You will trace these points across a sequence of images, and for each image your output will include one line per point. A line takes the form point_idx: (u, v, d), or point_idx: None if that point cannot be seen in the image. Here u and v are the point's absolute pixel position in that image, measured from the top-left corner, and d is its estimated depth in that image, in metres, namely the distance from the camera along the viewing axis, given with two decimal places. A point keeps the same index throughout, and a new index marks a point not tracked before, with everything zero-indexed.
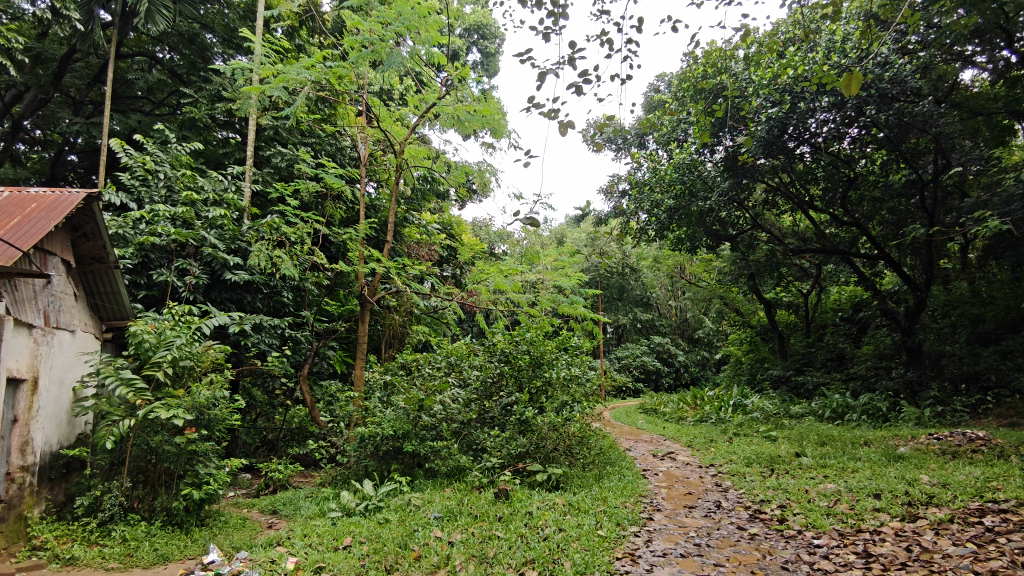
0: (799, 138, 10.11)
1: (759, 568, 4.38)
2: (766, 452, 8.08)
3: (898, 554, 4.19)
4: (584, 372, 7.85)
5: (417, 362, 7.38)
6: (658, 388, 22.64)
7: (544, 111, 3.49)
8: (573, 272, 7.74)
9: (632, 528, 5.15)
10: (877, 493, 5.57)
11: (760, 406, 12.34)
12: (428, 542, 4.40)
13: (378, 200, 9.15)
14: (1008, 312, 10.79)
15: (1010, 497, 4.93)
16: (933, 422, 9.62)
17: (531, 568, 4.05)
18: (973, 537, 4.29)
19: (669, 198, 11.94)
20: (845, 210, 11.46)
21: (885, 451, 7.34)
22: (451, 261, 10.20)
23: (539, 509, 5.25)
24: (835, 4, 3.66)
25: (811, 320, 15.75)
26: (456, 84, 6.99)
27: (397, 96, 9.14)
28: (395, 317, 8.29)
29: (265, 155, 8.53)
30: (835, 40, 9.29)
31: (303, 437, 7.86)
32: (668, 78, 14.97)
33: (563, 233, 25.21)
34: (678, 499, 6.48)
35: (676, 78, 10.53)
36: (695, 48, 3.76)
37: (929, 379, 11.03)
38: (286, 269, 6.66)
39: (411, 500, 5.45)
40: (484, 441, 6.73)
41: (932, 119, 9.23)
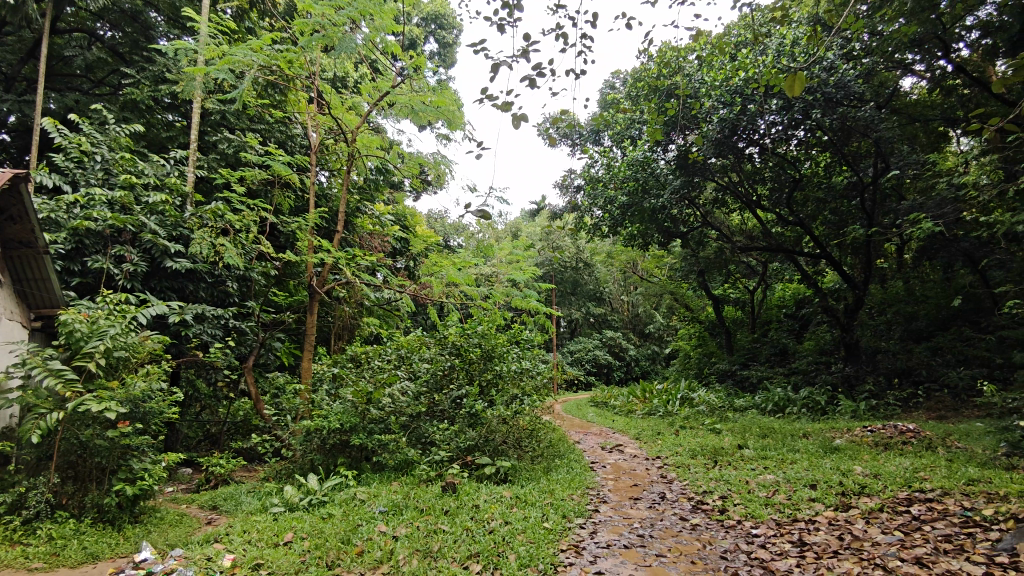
0: (748, 140, 10.40)
1: (699, 557, 4.51)
2: (710, 445, 8.31)
3: (830, 543, 4.38)
4: (535, 366, 7.97)
5: (366, 354, 7.20)
6: (609, 382, 23.02)
7: (498, 104, 3.28)
8: (526, 266, 7.80)
9: (578, 520, 5.24)
10: (813, 483, 5.81)
11: (706, 400, 12.69)
12: (372, 537, 4.35)
13: (329, 189, 8.95)
14: (939, 310, 11.55)
15: (935, 487, 5.22)
16: (867, 415, 10.08)
17: (475, 561, 4.06)
18: (900, 525, 4.51)
19: (622, 194, 12.10)
20: (790, 210, 11.86)
21: (822, 443, 7.65)
22: (405, 253, 10.10)
23: (486, 502, 5.27)
24: (785, 10, 3.71)
25: (755, 316, 16.29)
26: (411, 74, 6.89)
27: (351, 83, 8.96)
28: (344, 308, 8.20)
29: (210, 141, 8.23)
30: (784, 44, 9.53)
31: (247, 431, 7.66)
32: (622, 76, 15.18)
33: (517, 226, 25.33)
34: (624, 491, 6.61)
35: (632, 77, 10.67)
36: (647, 48, 3.73)
37: (865, 374, 11.54)
38: (230, 258, 6.42)
39: (357, 494, 5.37)
40: (433, 434, 6.71)
41: (874, 125, 9.70)
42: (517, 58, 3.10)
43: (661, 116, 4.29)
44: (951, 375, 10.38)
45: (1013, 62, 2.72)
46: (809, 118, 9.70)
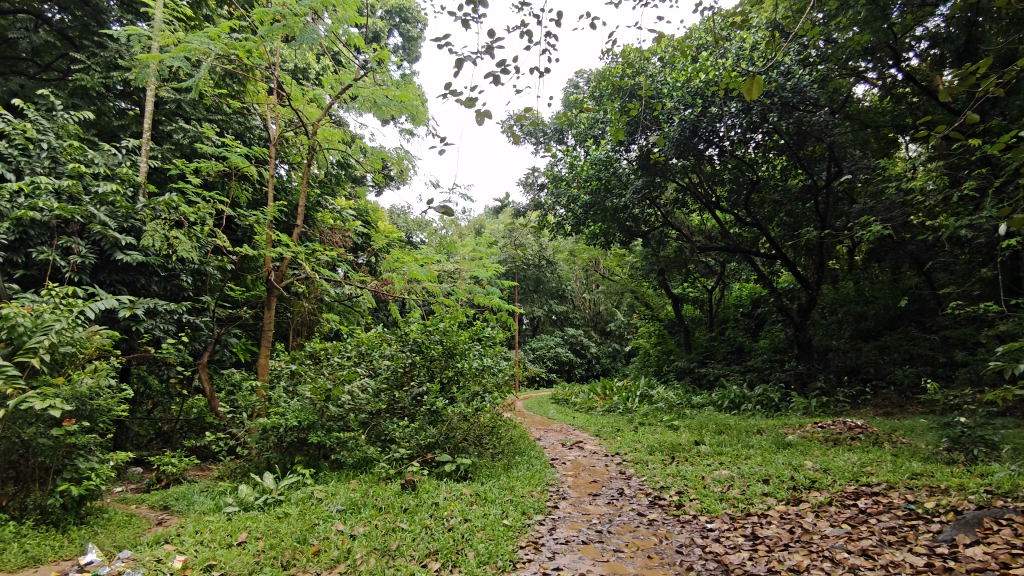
0: (708, 142, 10.58)
1: (655, 552, 4.59)
2: (669, 441, 8.44)
3: (781, 536, 4.51)
4: (496, 363, 8.06)
5: (325, 351, 7.07)
6: (570, 379, 23.17)
7: (462, 100, 3.23)
8: (489, 263, 7.78)
9: (538, 516, 5.28)
10: (766, 478, 5.97)
11: (664, 397, 12.89)
12: (329, 536, 4.30)
13: (289, 182, 8.77)
14: (886, 310, 12.01)
15: (881, 481, 5.41)
16: (818, 411, 10.40)
17: (434, 559, 4.05)
18: (848, 518, 4.66)
19: (585, 194, 12.18)
20: (747, 211, 12.14)
21: (775, 439, 7.86)
22: (366, 248, 10.00)
23: (445, 500, 5.26)
24: (745, 15, 3.77)
25: (713, 314, 16.65)
26: (375, 67, 6.81)
27: (313, 75, 8.81)
28: (303, 304, 8.06)
29: (164, 130, 7.99)
30: (744, 48, 9.73)
31: (200, 429, 7.46)
32: (586, 76, 15.29)
33: (481, 223, 25.36)
34: (583, 487, 6.68)
35: (596, 77, 10.76)
36: (611, 47, 3.73)
37: (817, 372, 11.87)
38: (184, 252, 6.23)
39: (313, 492, 5.30)
40: (393, 432, 6.64)
41: (827, 129, 10.01)
42: (482, 54, 3.04)
43: (624, 117, 4.32)
44: (897, 373, 10.78)
45: (958, 72, 2.82)
46: (767, 121, 9.92)
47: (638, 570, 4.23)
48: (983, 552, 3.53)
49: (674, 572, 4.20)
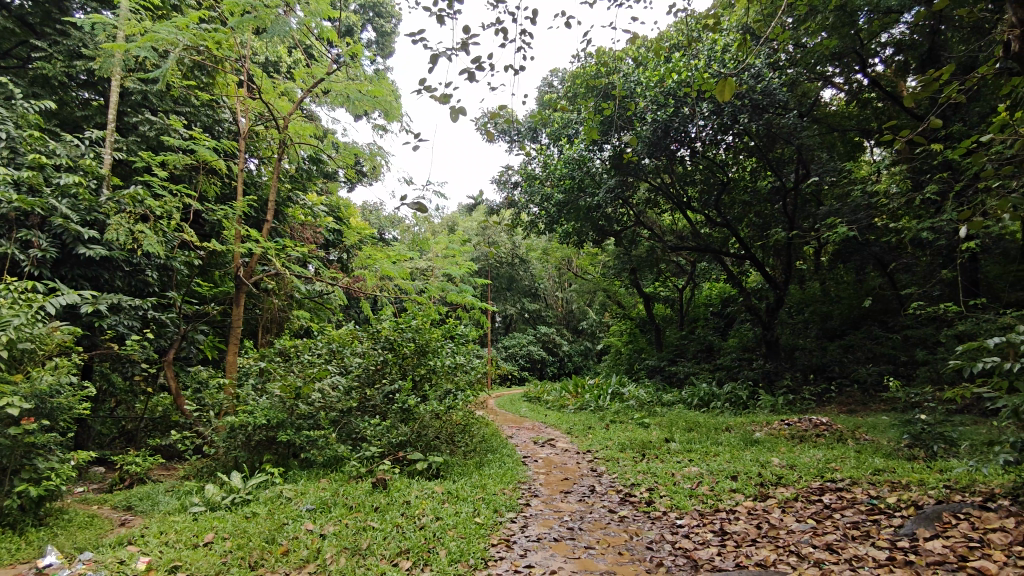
0: (680, 143, 10.70)
1: (626, 549, 4.63)
2: (639, 438, 8.53)
3: (749, 531, 4.59)
4: (468, 361, 8.10)
5: (296, 348, 6.98)
6: (542, 377, 23.24)
7: (436, 97, 3.22)
8: (462, 261, 7.77)
9: (509, 514, 5.29)
10: (734, 474, 6.07)
11: (635, 394, 13.01)
12: (299, 535, 4.25)
13: (259, 176, 8.62)
14: (851, 309, 12.29)
15: (844, 477, 5.55)
16: (785, 409, 10.60)
17: (405, 557, 4.02)
18: (813, 513, 4.76)
19: (558, 192, 12.22)
20: (717, 212, 12.32)
21: (743, 436, 7.99)
22: (338, 245, 9.92)
23: (417, 498, 5.24)
24: (718, 18, 3.80)
25: (684, 313, 16.85)
26: (348, 61, 6.74)
27: (284, 69, 8.69)
28: (273, 301, 7.95)
29: (130, 122, 7.80)
30: (715, 51, 9.86)
31: (165, 428, 7.30)
32: (561, 74, 15.34)
33: (454, 221, 25.33)
34: (555, 484, 6.71)
35: (570, 76, 10.80)
36: (586, 45, 3.74)
37: (783, 370, 12.09)
38: (150, 247, 6.09)
39: (282, 491, 5.23)
40: (364, 430, 6.60)
41: (795, 132, 10.18)
42: (457, 51, 3.05)
43: (598, 116, 4.34)
44: (861, 371, 11.04)
45: (921, 78, 2.89)
46: (738, 123, 10.05)
47: (609, 567, 4.26)
48: (942, 545, 3.63)
49: (644, 567, 4.25)
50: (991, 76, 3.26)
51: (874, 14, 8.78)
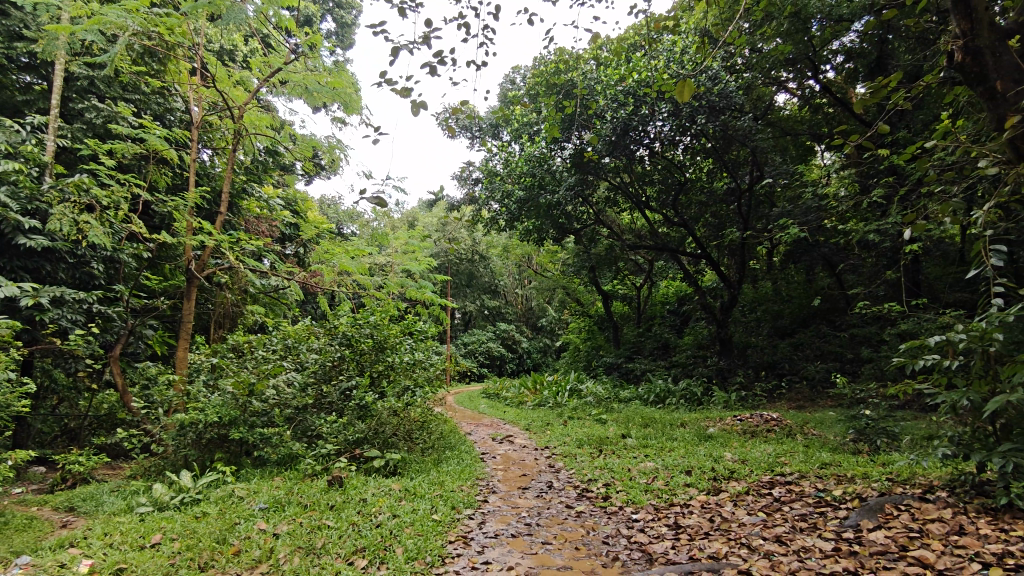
0: (639, 143, 10.84)
1: (583, 544, 4.67)
2: (597, 434, 8.63)
3: (702, 525, 4.69)
4: (427, 357, 8.15)
5: (249, 344, 6.81)
6: (501, 374, 23.28)
7: (397, 90, 3.18)
8: (422, 257, 7.73)
9: (467, 511, 5.29)
10: (688, 469, 6.20)
11: (593, 391, 13.13)
12: (251, 535, 4.16)
13: (212, 168, 8.38)
14: (801, 309, 12.66)
15: (793, 471, 5.72)
16: (738, 405, 10.85)
17: (361, 556, 3.98)
18: (763, 506, 4.89)
19: (519, 189, 12.23)
20: (675, 211, 12.53)
21: (697, 432, 8.15)
22: (295, 239, 9.76)
23: (373, 496, 5.18)
24: (678, 19, 3.88)
25: (641, 311, 17.11)
26: (306, 51, 6.60)
27: (239, 57, 8.45)
28: (226, 295, 7.75)
29: (75, 108, 7.48)
30: (674, 52, 10.00)
31: (111, 426, 7.04)
32: (523, 72, 15.37)
33: (413, 216, 25.15)
34: (513, 480, 6.73)
35: (533, 74, 10.82)
36: (549, 43, 3.73)
37: (736, 366, 12.38)
38: (95, 238, 5.85)
39: (234, 490, 5.11)
40: (320, 427, 6.50)
41: (751, 134, 10.39)
42: (418, 44, 3.02)
43: (559, 114, 4.35)
44: (810, 368, 11.39)
45: (871, 85, 3.01)
46: (695, 123, 10.21)
47: (565, 562, 4.30)
48: (885, 536, 3.77)
49: (600, 561, 4.30)
50: (933, 85, 3.43)
51: (827, 21, 9.12)
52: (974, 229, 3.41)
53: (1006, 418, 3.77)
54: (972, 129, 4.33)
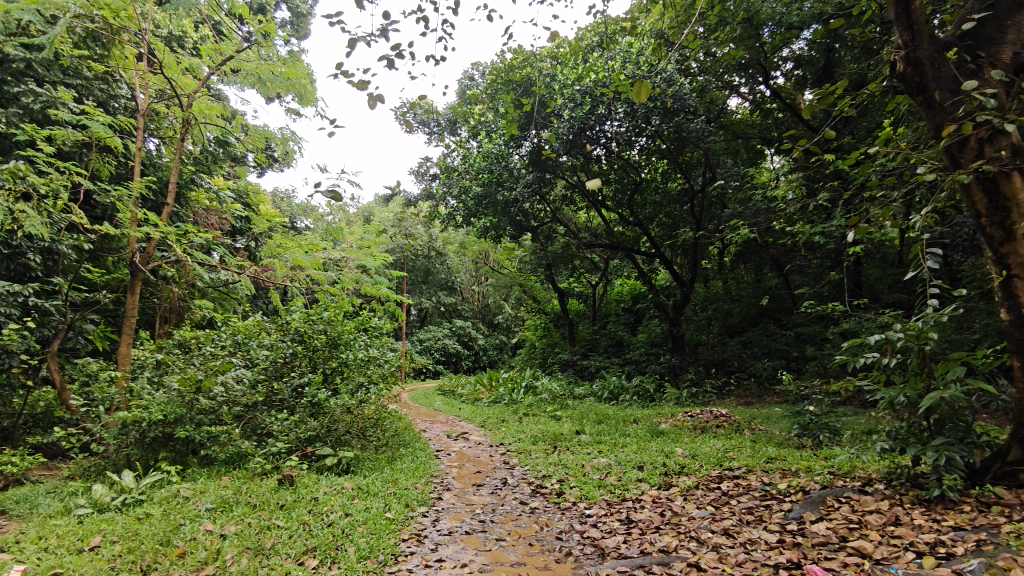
0: (596, 142, 10.95)
1: (536, 540, 4.71)
2: (551, 431, 8.69)
3: (653, 519, 4.78)
4: (382, 354, 8.11)
5: (197, 340, 6.61)
6: (457, 370, 23.26)
7: (353, 82, 3.12)
8: (377, 252, 7.63)
9: (420, 508, 5.27)
10: (640, 464, 6.31)
11: (548, 388, 13.23)
12: (196, 537, 4.04)
13: (159, 157, 8.11)
14: (750, 308, 13.02)
15: (741, 465, 5.89)
16: (688, 401, 11.10)
17: (312, 556, 3.93)
18: (712, 500, 5.02)
19: (477, 185, 12.20)
20: (630, 211, 12.74)
21: (649, 428, 8.29)
22: (246, 232, 9.55)
23: (325, 494, 5.11)
24: (634, 21, 3.89)
25: (596, 309, 17.31)
26: (260, 40, 6.45)
27: (189, 44, 8.19)
28: (173, 289, 7.51)
29: (10, 92, 7.12)
30: (630, 53, 10.13)
31: (48, 424, 6.73)
32: (482, 68, 15.34)
33: (369, 211, 24.84)
34: (467, 477, 6.73)
35: (491, 70, 10.81)
36: (507, 41, 3.72)
37: (688, 364, 12.66)
38: (32, 228, 5.58)
39: (179, 490, 4.95)
40: (270, 425, 6.36)
41: (704, 137, 10.61)
42: (376, 37, 2.98)
43: (517, 112, 4.36)
44: (757, 366, 11.73)
45: (819, 91, 3.12)
46: (649, 124, 10.30)
47: (519, 558, 4.32)
48: (826, 527, 3.91)
49: (553, 557, 4.33)
50: (877, 93, 3.62)
51: (778, 28, 9.34)
52: (912, 232, 3.58)
53: (939, 413, 3.96)
54: (910, 137, 4.56)
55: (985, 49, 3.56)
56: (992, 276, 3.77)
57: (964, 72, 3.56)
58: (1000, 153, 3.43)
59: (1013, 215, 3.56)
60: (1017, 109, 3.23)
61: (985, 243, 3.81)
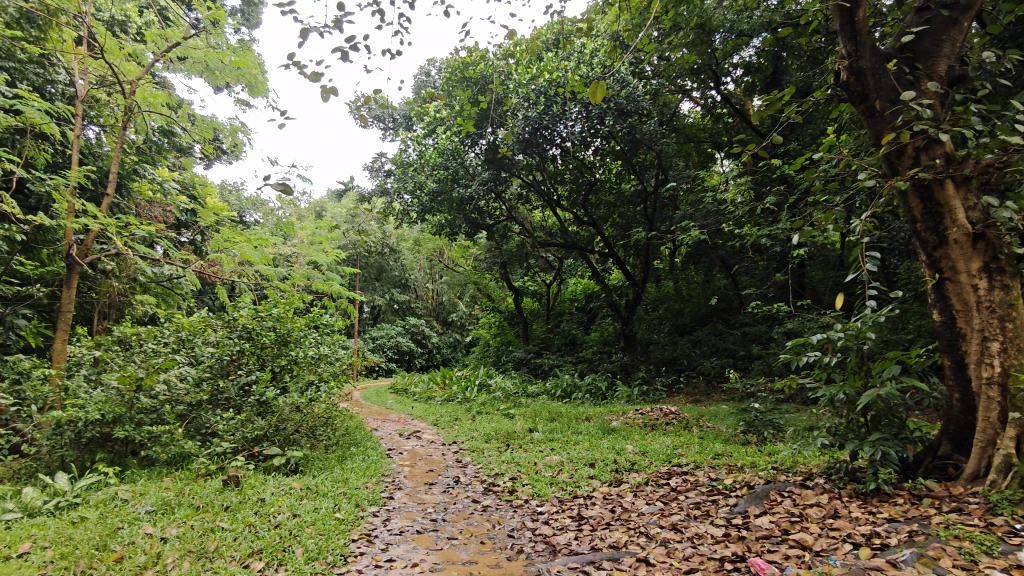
0: (551, 142, 11.01)
1: (488, 538, 4.71)
2: (505, 429, 8.71)
3: (604, 515, 4.85)
4: (333, 351, 8.03)
5: (137, 336, 6.36)
6: (410, 369, 23.08)
7: (306, 74, 3.05)
8: (329, 248, 7.51)
9: (371, 508, 5.21)
10: (592, 462, 6.39)
11: (502, 386, 13.25)
12: (135, 541, 3.88)
13: (99, 146, 7.78)
14: (699, 308, 13.33)
15: (689, 461, 6.02)
16: (639, 399, 11.30)
17: (257, 558, 3.83)
18: (661, 496, 5.12)
19: (432, 181, 12.08)
20: (584, 211, 12.88)
21: (601, 425, 8.41)
22: (192, 226, 9.25)
23: (272, 495, 5.00)
24: (592, 23, 3.92)
25: (550, 308, 17.44)
26: (209, 28, 6.25)
27: (133, 29, 7.86)
28: (113, 284, 7.21)
29: None
30: (585, 54, 10.22)
31: None
32: (439, 65, 15.24)
33: (322, 207, 24.41)
34: (420, 476, 6.68)
35: (448, 66, 10.73)
36: (465, 37, 3.70)
37: (639, 362, 12.88)
38: None
39: (117, 493, 4.75)
40: (215, 425, 6.17)
41: (656, 139, 10.79)
42: (331, 28, 2.92)
43: (474, 109, 4.34)
44: (706, 364, 12.02)
45: (768, 97, 3.21)
46: (603, 124, 10.39)
47: (470, 557, 4.30)
48: (769, 521, 4.02)
49: (504, 554, 4.35)
50: (822, 101, 3.76)
51: (729, 35, 9.62)
52: (853, 236, 3.73)
53: (876, 410, 4.14)
54: (853, 144, 4.75)
55: (922, 61, 3.72)
56: (926, 279, 4.00)
57: (902, 83, 3.72)
58: (935, 161, 3.62)
59: (946, 221, 3.74)
60: (950, 119, 3.40)
61: (919, 247, 4.00)
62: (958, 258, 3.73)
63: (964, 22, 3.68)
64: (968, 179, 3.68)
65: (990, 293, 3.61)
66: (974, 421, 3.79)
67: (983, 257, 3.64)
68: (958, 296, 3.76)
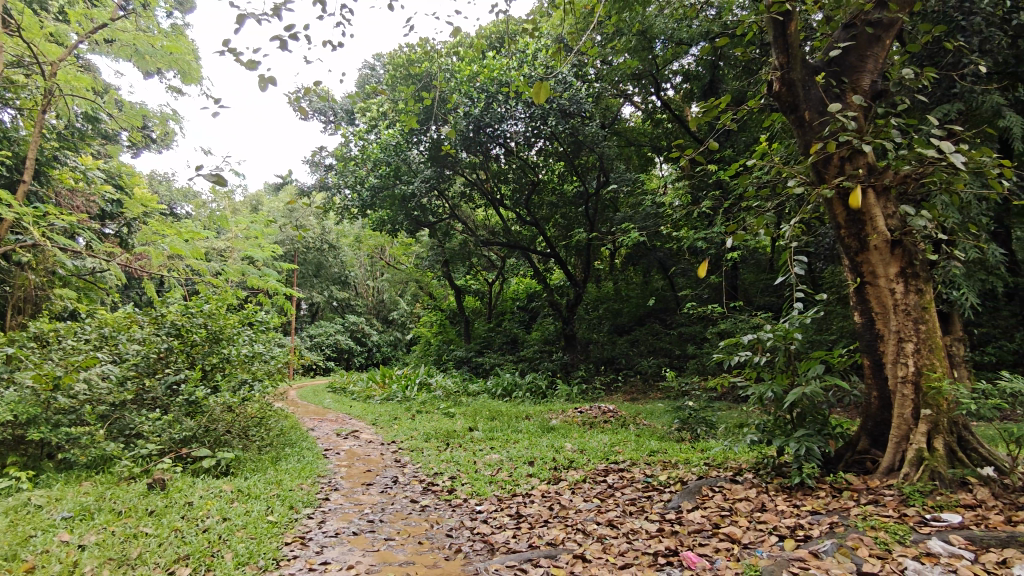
0: (495, 141, 11.01)
1: (426, 537, 4.69)
2: (445, 428, 8.67)
3: (542, 513, 4.89)
4: (268, 349, 7.91)
5: (54, 333, 5.96)
6: (349, 368, 22.68)
7: (244, 61, 2.94)
8: (265, 243, 7.26)
9: (306, 510, 5.10)
10: (531, 459, 6.45)
11: (442, 385, 13.17)
12: (49, 549, 3.65)
13: (14, 130, 7.31)
14: (637, 308, 13.63)
15: (625, 458, 6.16)
16: (578, 397, 11.47)
17: (184, 564, 3.68)
18: (598, 493, 5.20)
19: (374, 176, 11.79)
20: (527, 211, 12.96)
21: (541, 423, 8.50)
22: (117, 217, 8.81)
23: (201, 498, 4.82)
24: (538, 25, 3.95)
25: (492, 307, 17.48)
26: (140, 10, 5.98)
27: (54, 7, 7.42)
28: (28, 276, 6.77)
29: None
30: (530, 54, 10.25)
31: None
32: (383, 59, 15.02)
33: (258, 201, 23.63)
34: (357, 476, 6.58)
35: (391, 61, 10.57)
36: (409, 31, 3.66)
37: (579, 361, 13.08)
38: None
39: (30, 498, 4.43)
40: (140, 426, 5.90)
41: (597, 141, 10.94)
42: (270, 15, 2.82)
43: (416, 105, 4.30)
44: (643, 363, 12.31)
45: (705, 104, 3.29)
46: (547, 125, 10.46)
47: (408, 557, 4.27)
48: (701, 516, 4.15)
49: (443, 554, 4.32)
50: (756, 110, 3.91)
51: (669, 43, 9.89)
52: (783, 241, 3.89)
53: (801, 407, 4.32)
54: (784, 153, 4.95)
55: (849, 76, 3.92)
56: (848, 282, 4.21)
57: (830, 96, 3.91)
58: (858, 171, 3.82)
59: (867, 228, 3.96)
60: (873, 131, 3.59)
61: (843, 252, 4.21)
62: (877, 263, 3.95)
63: (887, 40, 3.89)
64: (888, 189, 3.91)
65: (906, 296, 3.84)
66: (889, 417, 4.01)
67: (900, 263, 3.87)
68: (877, 299, 3.98)
